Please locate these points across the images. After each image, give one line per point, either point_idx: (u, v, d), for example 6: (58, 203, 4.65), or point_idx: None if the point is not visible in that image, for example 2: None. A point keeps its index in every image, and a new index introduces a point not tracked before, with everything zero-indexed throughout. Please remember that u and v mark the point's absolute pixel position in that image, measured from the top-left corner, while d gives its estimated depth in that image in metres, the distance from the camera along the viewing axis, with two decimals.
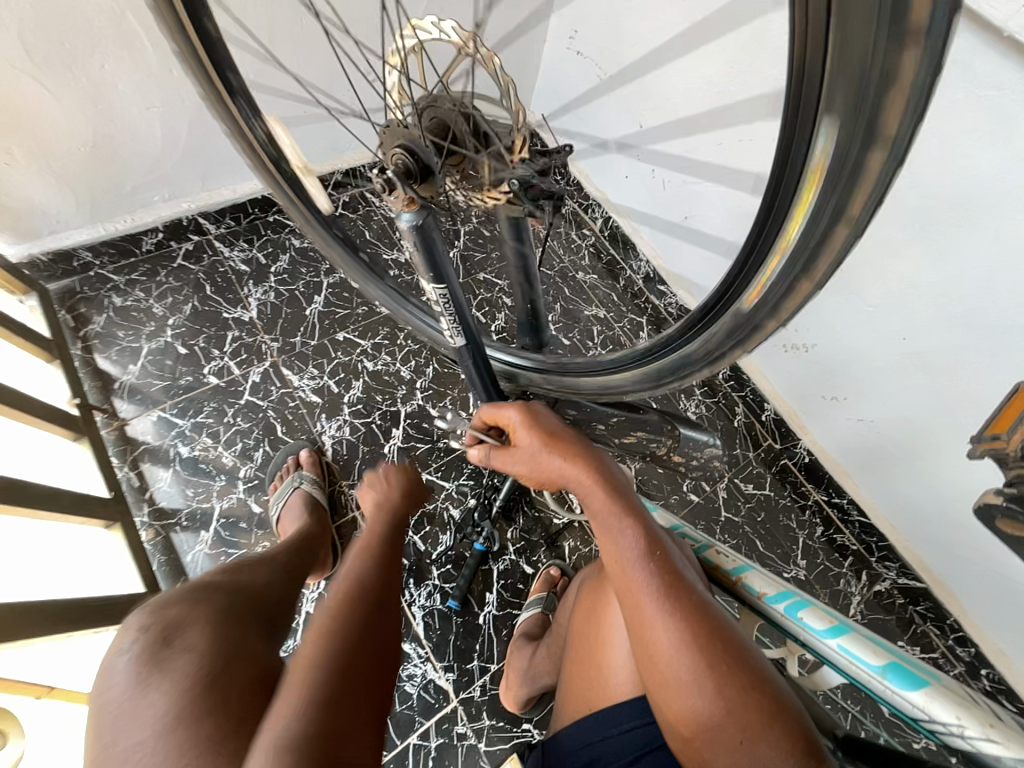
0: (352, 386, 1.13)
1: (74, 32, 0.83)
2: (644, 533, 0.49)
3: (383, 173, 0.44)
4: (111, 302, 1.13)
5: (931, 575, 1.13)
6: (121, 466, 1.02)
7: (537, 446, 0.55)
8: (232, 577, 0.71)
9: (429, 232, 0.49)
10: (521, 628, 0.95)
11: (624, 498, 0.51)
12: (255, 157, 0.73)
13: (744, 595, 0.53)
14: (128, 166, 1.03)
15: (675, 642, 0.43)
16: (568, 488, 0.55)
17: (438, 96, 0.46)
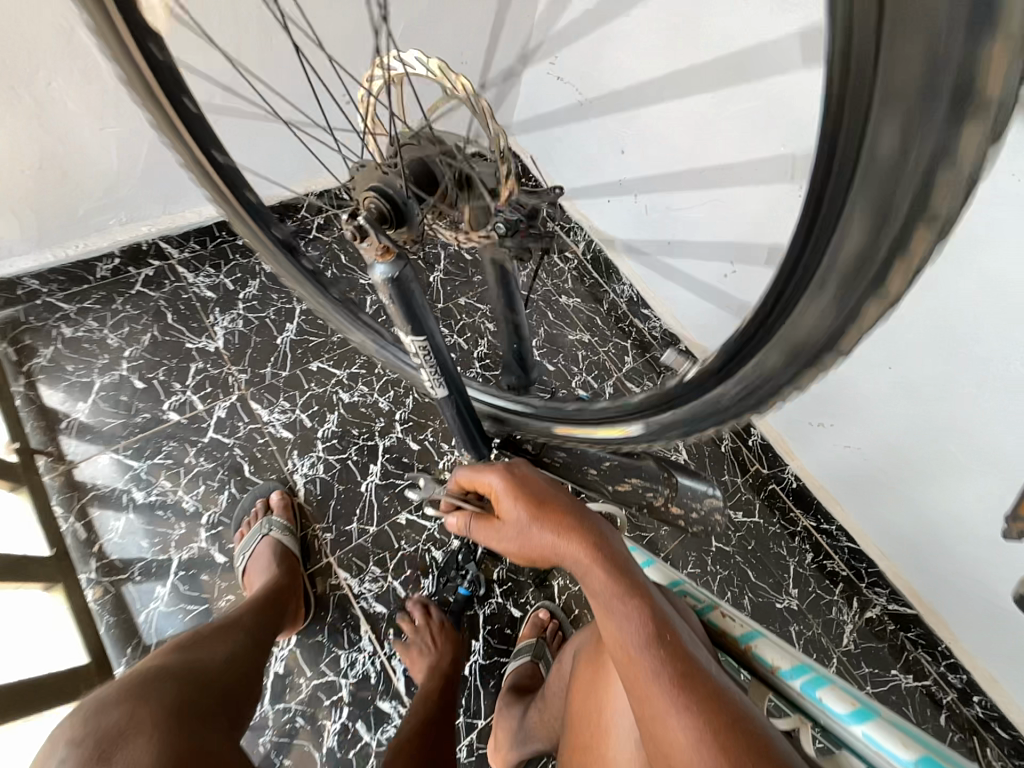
0: (327, 419, 1.06)
1: (16, 48, 0.77)
2: (649, 613, 0.44)
3: (355, 220, 0.41)
4: (60, 333, 1.04)
5: (922, 602, 1.12)
6: (67, 516, 0.92)
7: (525, 518, 0.52)
8: (186, 661, 0.66)
9: (406, 285, 0.46)
10: (509, 680, 0.89)
11: (626, 571, 0.47)
12: (216, 188, 0.65)
13: (756, 667, 0.49)
14: (79, 188, 0.96)
15: (696, 742, 0.38)
16: (562, 562, 0.51)
17: (416, 135, 0.43)
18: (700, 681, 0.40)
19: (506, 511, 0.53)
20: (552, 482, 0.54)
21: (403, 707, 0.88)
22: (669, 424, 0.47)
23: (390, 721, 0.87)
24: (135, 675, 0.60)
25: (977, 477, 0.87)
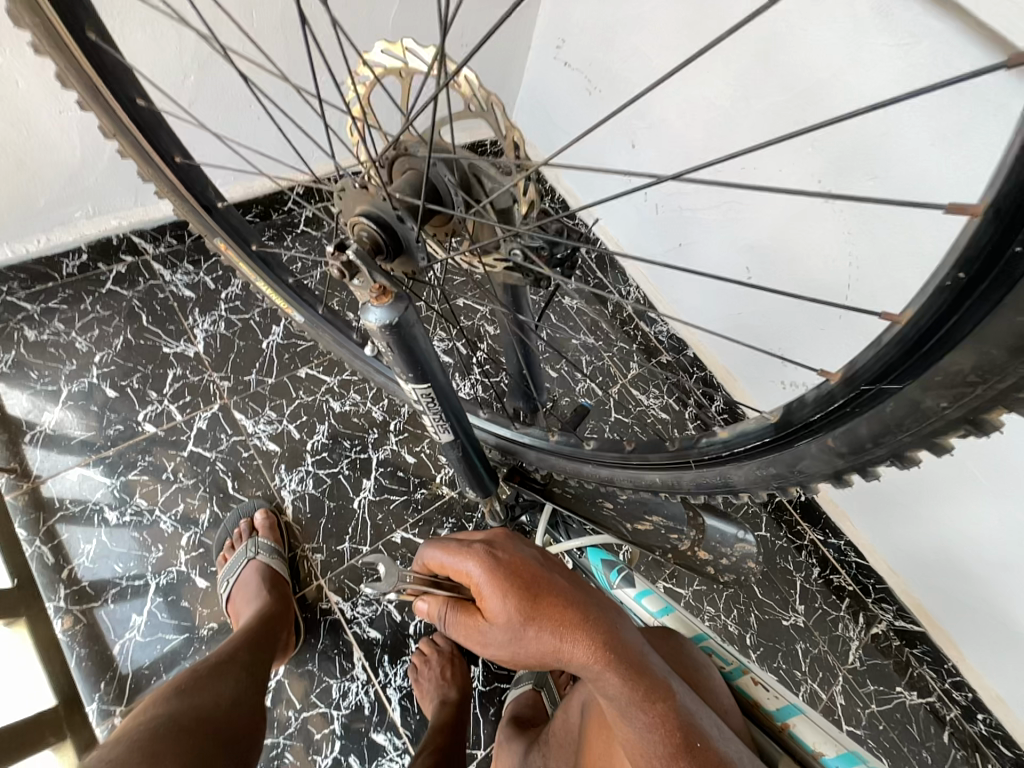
0: (316, 431, 1.00)
1: None
2: (669, 722, 0.42)
3: (343, 252, 0.33)
4: (23, 336, 0.96)
5: (927, 617, 1.11)
6: (33, 538, 0.86)
7: (518, 620, 0.46)
8: (188, 708, 0.62)
9: (407, 330, 0.37)
10: (510, 710, 0.84)
11: (640, 675, 0.43)
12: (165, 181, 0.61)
13: (795, 749, 0.49)
14: (40, 177, 0.86)
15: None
16: (563, 665, 0.46)
17: (412, 145, 0.37)
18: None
19: (494, 609, 0.47)
20: (544, 564, 0.50)
21: (399, 740, 0.83)
22: (726, 459, 0.44)
23: (385, 755, 0.82)
24: (125, 751, 0.54)
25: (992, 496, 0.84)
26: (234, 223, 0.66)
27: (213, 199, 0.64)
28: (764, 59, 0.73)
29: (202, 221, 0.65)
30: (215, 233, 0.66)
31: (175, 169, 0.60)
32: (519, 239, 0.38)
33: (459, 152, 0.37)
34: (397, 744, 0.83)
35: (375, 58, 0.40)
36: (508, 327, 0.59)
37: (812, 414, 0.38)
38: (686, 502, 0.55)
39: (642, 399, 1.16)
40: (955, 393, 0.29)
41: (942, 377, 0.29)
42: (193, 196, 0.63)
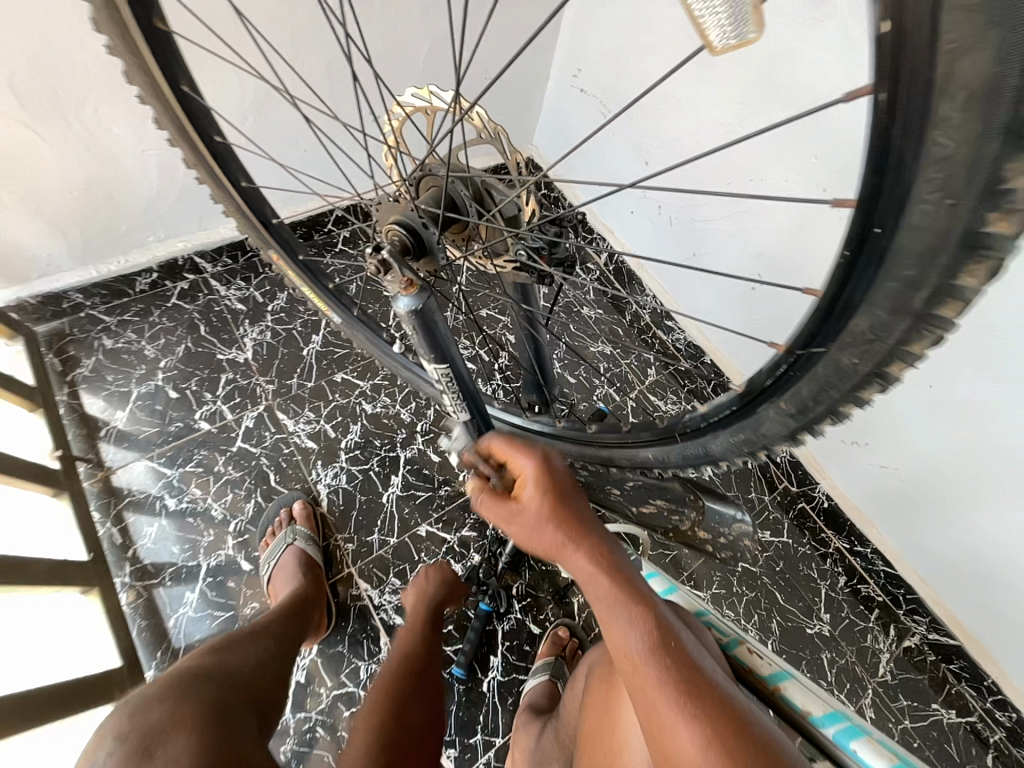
0: (350, 430, 1.08)
1: (69, 79, 0.81)
2: (652, 622, 0.45)
3: (378, 254, 0.39)
4: (101, 344, 1.09)
5: (962, 629, 1.07)
6: (104, 521, 0.96)
7: (537, 514, 0.50)
8: (221, 661, 0.66)
9: (430, 316, 0.44)
10: (527, 699, 0.87)
11: (630, 580, 0.47)
12: (229, 198, 0.71)
13: (784, 708, 0.51)
14: (123, 206, 1.00)
15: (698, 750, 0.39)
16: (567, 563, 0.50)
17: (435, 166, 0.45)
18: (704, 690, 0.42)
19: (528, 494, 0.50)
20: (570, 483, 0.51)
21: None
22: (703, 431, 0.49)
23: None
24: (170, 678, 0.60)
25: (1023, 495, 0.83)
26: (286, 237, 0.76)
27: (269, 215, 0.74)
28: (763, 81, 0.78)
29: (257, 235, 0.75)
30: (268, 246, 0.76)
31: (242, 193, 0.71)
32: (523, 242, 0.46)
33: (474, 173, 0.44)
34: None
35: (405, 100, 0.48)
36: (518, 323, 0.66)
37: (766, 379, 0.42)
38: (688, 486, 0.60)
39: (659, 403, 1.19)
40: (861, 351, 0.34)
41: (848, 338, 0.34)
42: (252, 214, 0.73)
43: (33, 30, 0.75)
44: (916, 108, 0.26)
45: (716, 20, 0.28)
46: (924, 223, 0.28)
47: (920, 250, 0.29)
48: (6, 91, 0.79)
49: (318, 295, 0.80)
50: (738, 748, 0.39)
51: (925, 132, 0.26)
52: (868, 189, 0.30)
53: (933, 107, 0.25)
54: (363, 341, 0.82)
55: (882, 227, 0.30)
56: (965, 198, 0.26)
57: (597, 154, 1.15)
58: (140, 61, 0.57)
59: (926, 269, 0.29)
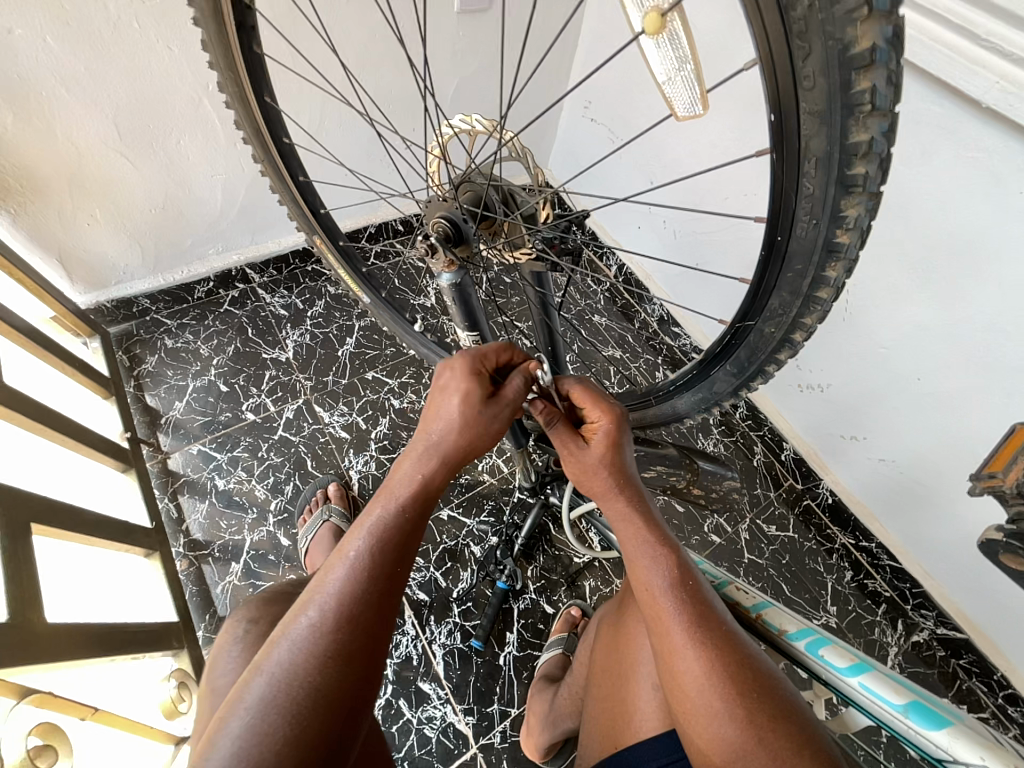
0: (379, 422, 1.18)
1: (159, 117, 0.97)
2: (676, 564, 0.53)
3: (427, 240, 0.55)
4: (163, 344, 1.23)
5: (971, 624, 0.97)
6: (162, 497, 1.08)
7: (598, 458, 0.57)
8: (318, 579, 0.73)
9: (465, 290, 0.61)
10: (541, 670, 0.93)
11: (658, 529, 0.55)
12: (286, 187, 0.83)
13: (766, 632, 0.56)
14: (190, 222, 1.15)
15: (702, 673, 0.48)
16: (603, 505, 0.58)
17: (473, 172, 0.56)
18: (714, 627, 0.50)
19: (592, 440, 0.57)
20: (625, 435, 0.58)
21: (442, 689, 0.95)
22: (677, 389, 0.66)
23: (430, 701, 0.94)
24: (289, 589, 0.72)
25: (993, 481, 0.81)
26: (331, 226, 0.90)
27: (318, 207, 0.87)
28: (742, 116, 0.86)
29: (306, 221, 0.88)
30: (314, 231, 0.89)
31: (300, 189, 0.83)
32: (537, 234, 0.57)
33: (503, 179, 0.55)
34: (440, 693, 0.95)
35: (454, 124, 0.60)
36: (534, 310, 0.76)
37: (716, 347, 0.59)
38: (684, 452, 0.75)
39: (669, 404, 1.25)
40: (774, 320, 0.50)
41: (771, 312, 0.50)
42: (307, 205, 0.86)
43: (134, 78, 0.91)
44: (793, 167, 0.40)
45: (680, 98, 0.42)
46: (803, 238, 0.43)
47: (801, 253, 0.44)
48: (108, 126, 0.94)
49: (352, 277, 0.93)
50: (736, 674, 0.48)
51: (798, 180, 0.40)
52: (771, 212, 0.44)
53: (803, 165, 0.39)
54: (387, 319, 0.94)
55: (782, 235, 0.44)
56: (823, 220, 0.41)
57: (606, 175, 1.27)
58: (236, 79, 0.68)
59: (806, 269, 0.45)
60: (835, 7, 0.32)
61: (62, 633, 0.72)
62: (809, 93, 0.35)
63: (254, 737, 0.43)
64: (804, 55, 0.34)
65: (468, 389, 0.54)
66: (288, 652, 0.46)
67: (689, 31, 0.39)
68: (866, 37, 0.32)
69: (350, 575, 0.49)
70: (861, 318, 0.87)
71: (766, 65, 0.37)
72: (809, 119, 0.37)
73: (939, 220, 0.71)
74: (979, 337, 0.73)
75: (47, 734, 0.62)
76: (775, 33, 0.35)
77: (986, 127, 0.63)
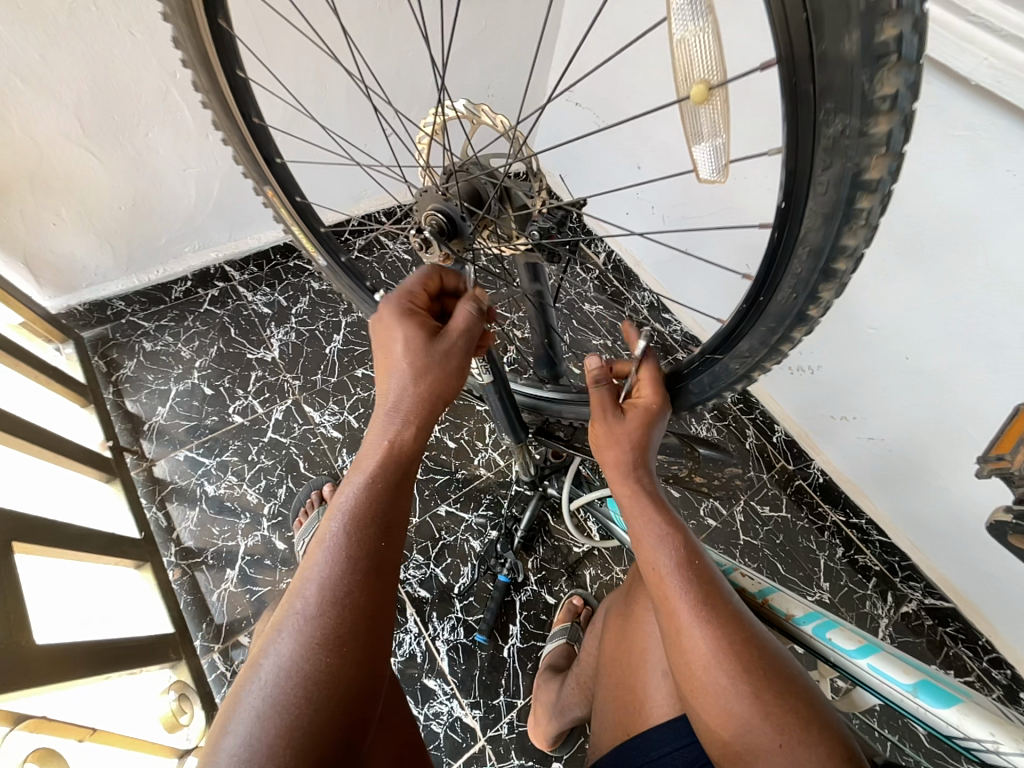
0: (371, 420, 1.16)
1: (124, 108, 0.91)
2: (680, 544, 0.54)
3: (422, 236, 0.55)
4: (141, 347, 1.18)
5: (960, 596, 1.00)
6: (149, 506, 1.05)
7: (637, 429, 0.60)
8: None
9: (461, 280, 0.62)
10: (546, 660, 0.93)
11: (664, 508, 0.57)
12: (239, 135, 0.74)
13: (772, 617, 0.57)
14: (165, 220, 1.10)
15: (710, 647, 0.48)
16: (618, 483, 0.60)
17: (472, 167, 0.56)
18: (717, 601, 0.51)
19: (630, 411, 0.62)
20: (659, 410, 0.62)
21: (447, 685, 0.95)
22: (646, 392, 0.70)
23: (436, 697, 0.94)
24: None
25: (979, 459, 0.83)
26: (286, 178, 0.81)
27: (273, 155, 0.78)
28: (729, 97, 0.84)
29: (258, 170, 0.78)
30: (267, 182, 0.80)
31: (253, 130, 0.74)
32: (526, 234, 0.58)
33: (500, 175, 0.54)
34: (445, 689, 0.95)
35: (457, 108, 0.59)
36: (528, 296, 0.74)
37: (683, 368, 0.63)
38: (683, 439, 0.76)
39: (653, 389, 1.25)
40: (746, 360, 0.55)
41: (743, 353, 0.54)
42: (260, 151, 0.76)
43: (94, 65, 0.85)
44: (790, 248, 0.42)
45: (706, 163, 0.44)
46: (783, 305, 0.47)
47: (776, 315, 0.48)
48: (71, 119, 0.89)
49: (307, 236, 0.85)
50: (741, 649, 0.48)
51: (790, 259, 0.43)
52: (761, 272, 0.47)
53: (798, 249, 0.42)
54: (342, 284, 0.89)
55: (764, 297, 0.48)
56: (802, 297, 0.45)
57: (593, 161, 1.24)
58: (186, 5, 0.57)
59: (778, 328, 0.49)
60: (861, 138, 0.33)
61: (51, 655, 0.70)
62: (816, 199, 0.38)
63: (252, 738, 0.41)
64: (822, 169, 0.36)
65: (397, 318, 0.57)
66: (282, 643, 0.45)
67: (728, 108, 0.40)
68: (876, 170, 0.35)
69: (333, 555, 0.48)
70: (850, 298, 0.87)
71: (787, 156, 0.38)
72: (814, 219, 0.39)
73: (929, 199, 0.71)
74: (967, 317, 0.74)
75: (44, 760, 0.59)
76: (801, 138, 0.35)
77: (975, 105, 0.62)
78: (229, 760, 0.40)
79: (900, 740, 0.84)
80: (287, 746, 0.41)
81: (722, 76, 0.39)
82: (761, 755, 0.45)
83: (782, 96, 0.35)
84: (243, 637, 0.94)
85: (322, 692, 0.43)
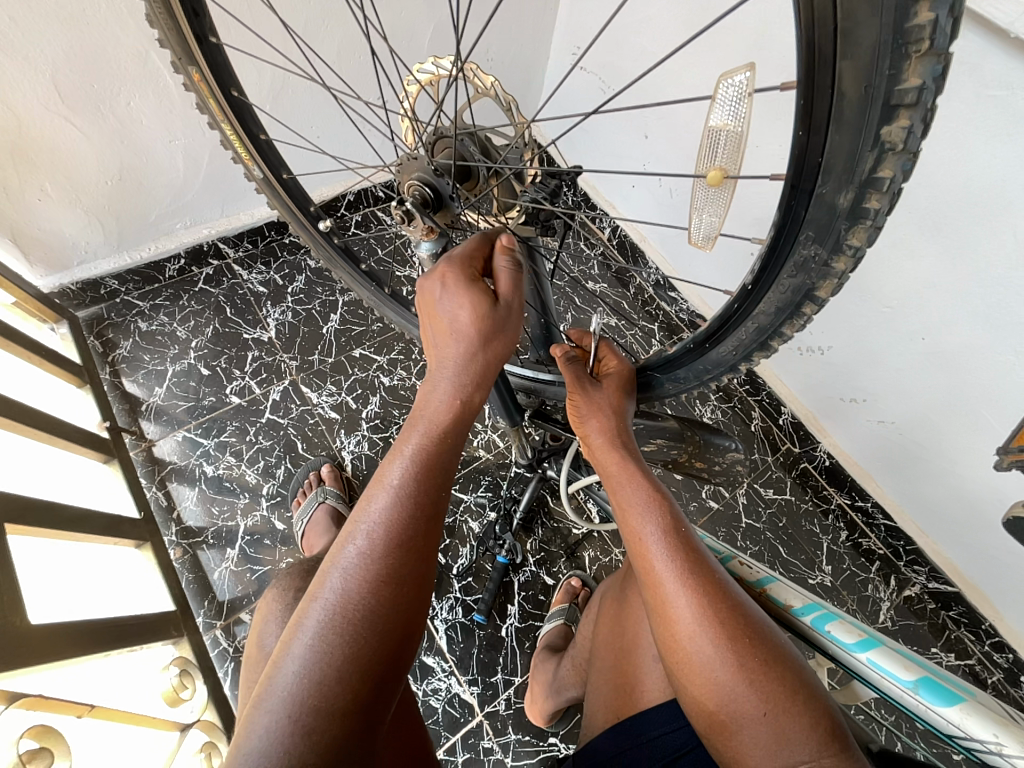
0: (369, 402, 1.14)
1: (103, 75, 0.87)
2: (665, 513, 0.52)
3: (403, 206, 0.52)
4: (137, 327, 1.17)
5: (966, 580, 0.98)
6: (150, 486, 1.05)
7: (611, 397, 0.62)
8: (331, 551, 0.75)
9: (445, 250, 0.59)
10: (544, 640, 0.94)
11: (647, 481, 0.55)
12: (165, 10, 0.60)
13: (770, 606, 0.56)
14: (152, 196, 1.07)
15: (695, 619, 0.47)
16: (608, 457, 0.58)
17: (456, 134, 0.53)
18: (703, 570, 0.49)
19: (604, 382, 0.63)
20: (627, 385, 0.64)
21: (445, 662, 0.96)
22: None
23: (435, 674, 0.95)
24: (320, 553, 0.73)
25: (993, 444, 0.80)
26: (220, 62, 0.68)
27: (206, 31, 0.64)
28: (741, 58, 0.78)
29: (181, 44, 0.64)
30: (193, 62, 0.66)
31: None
32: (511, 217, 0.58)
33: (493, 159, 0.52)
34: (444, 666, 0.96)
35: (469, 69, 0.53)
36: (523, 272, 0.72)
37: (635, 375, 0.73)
38: (684, 425, 0.75)
39: None
40: (692, 385, 0.66)
41: (685, 376, 0.65)
42: (188, 21, 0.62)
43: (69, 28, 0.81)
44: (744, 316, 0.53)
45: (700, 225, 0.50)
46: (723, 355, 0.59)
47: (714, 361, 0.60)
48: (47, 85, 0.85)
49: (240, 139, 0.75)
50: (727, 619, 0.47)
51: (741, 325, 0.54)
52: (715, 323, 0.57)
53: (750, 319, 0.53)
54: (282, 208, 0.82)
55: (709, 345, 0.59)
56: (741, 354, 0.57)
57: (597, 131, 1.18)
58: None
59: (711, 369, 0.61)
60: (824, 266, 0.44)
61: (43, 635, 0.70)
62: (776, 291, 0.48)
63: (318, 657, 0.42)
64: (789, 275, 0.46)
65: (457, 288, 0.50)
66: (346, 575, 0.44)
67: (732, 198, 0.46)
68: (825, 291, 0.46)
69: (394, 495, 0.47)
70: (867, 275, 0.83)
71: (767, 251, 0.47)
72: (770, 304, 0.50)
73: (960, 165, 0.65)
74: (990, 294, 0.70)
75: (41, 736, 0.61)
76: (784, 244, 0.45)
77: (1014, 60, 0.57)
78: (298, 674, 0.41)
79: (895, 722, 0.84)
80: (354, 668, 0.42)
81: (737, 171, 0.44)
82: (744, 725, 0.44)
83: (780, 203, 0.43)
84: (244, 613, 0.96)
85: (384, 623, 0.44)
